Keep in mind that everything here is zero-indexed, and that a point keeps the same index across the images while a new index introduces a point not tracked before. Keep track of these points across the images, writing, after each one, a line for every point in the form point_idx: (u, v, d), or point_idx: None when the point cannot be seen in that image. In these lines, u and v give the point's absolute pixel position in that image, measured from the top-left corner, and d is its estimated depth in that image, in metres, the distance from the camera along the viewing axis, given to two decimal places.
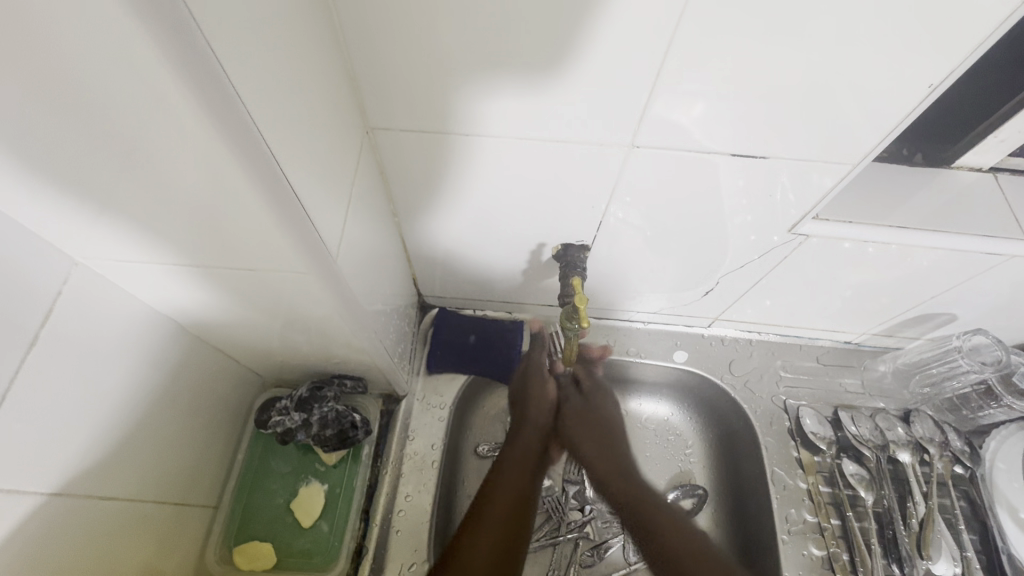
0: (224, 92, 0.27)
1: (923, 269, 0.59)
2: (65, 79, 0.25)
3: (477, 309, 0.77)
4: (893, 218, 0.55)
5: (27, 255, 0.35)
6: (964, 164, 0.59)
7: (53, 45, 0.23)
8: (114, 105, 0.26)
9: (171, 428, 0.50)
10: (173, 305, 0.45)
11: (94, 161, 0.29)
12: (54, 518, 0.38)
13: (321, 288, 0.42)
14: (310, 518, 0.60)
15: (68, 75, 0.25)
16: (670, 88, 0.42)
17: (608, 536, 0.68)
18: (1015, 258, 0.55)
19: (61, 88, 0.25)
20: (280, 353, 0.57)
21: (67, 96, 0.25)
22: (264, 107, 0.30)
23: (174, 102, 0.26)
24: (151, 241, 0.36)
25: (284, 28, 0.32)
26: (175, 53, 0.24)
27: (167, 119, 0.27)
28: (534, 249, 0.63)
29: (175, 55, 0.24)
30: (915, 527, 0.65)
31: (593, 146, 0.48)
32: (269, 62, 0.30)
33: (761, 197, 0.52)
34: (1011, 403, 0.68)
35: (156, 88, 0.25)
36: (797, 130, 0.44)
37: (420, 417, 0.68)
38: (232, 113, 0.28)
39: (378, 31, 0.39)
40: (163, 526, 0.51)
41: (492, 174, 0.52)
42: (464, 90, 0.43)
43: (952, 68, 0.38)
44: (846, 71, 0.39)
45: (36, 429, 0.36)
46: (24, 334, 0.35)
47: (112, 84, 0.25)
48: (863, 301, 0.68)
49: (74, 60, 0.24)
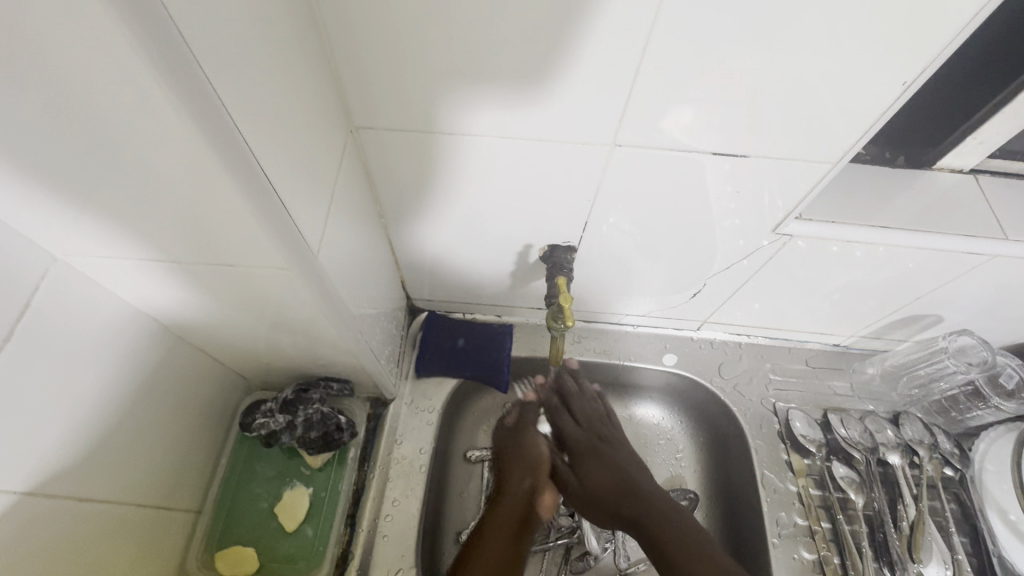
0: (202, 89, 0.27)
1: (908, 270, 0.60)
2: (37, 67, 0.25)
3: (466, 313, 0.77)
4: (876, 219, 0.56)
5: (5, 250, 0.35)
6: (945, 166, 0.59)
7: (27, 34, 0.23)
8: (91, 101, 0.26)
9: (151, 430, 0.49)
10: (156, 305, 0.45)
11: (71, 155, 0.29)
12: (33, 516, 0.38)
13: (304, 286, 0.41)
14: (294, 522, 0.59)
15: (42, 67, 0.25)
16: (652, 87, 0.42)
17: (599, 541, 0.67)
18: (997, 259, 0.55)
19: (36, 80, 0.25)
20: (267, 355, 0.56)
21: (42, 88, 0.26)
22: (243, 103, 0.30)
23: (154, 101, 0.26)
24: (131, 238, 0.36)
25: (263, 23, 0.32)
26: (148, 45, 0.24)
27: (146, 116, 0.27)
28: (521, 251, 0.63)
29: (144, 43, 0.24)
30: (905, 530, 0.65)
31: (578, 147, 0.48)
32: (249, 57, 0.31)
33: (747, 199, 0.53)
34: (999, 404, 0.68)
35: (127, 76, 0.25)
36: (777, 130, 0.45)
37: (408, 421, 0.67)
38: (211, 110, 0.28)
39: (361, 31, 0.40)
40: (144, 531, 0.50)
41: (477, 174, 0.52)
42: (449, 92, 0.44)
43: (924, 67, 0.39)
44: (825, 70, 0.39)
45: (12, 428, 0.36)
46: (0, 328, 0.35)
47: (82, 71, 0.25)
48: (851, 302, 0.68)
49: (43, 49, 0.24)
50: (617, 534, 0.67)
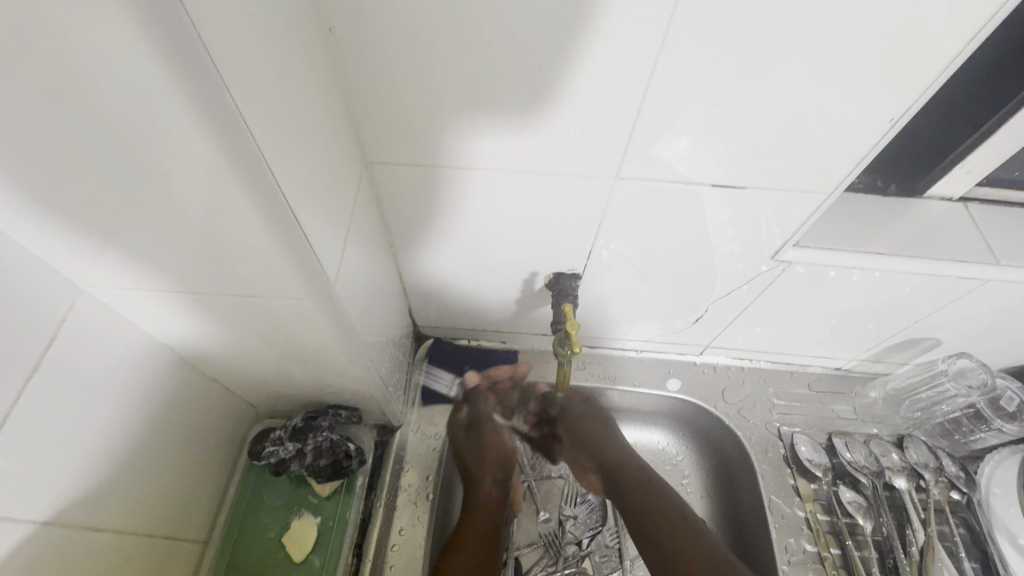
0: (238, 131, 0.28)
1: (905, 295, 0.61)
2: (78, 108, 0.26)
3: (472, 339, 0.77)
4: (872, 245, 0.57)
5: (38, 282, 0.36)
6: (935, 195, 0.61)
7: (70, 75, 0.24)
8: (126, 136, 0.27)
9: (160, 460, 0.49)
10: (172, 334, 0.46)
11: (100, 188, 0.30)
12: (41, 547, 0.38)
13: (319, 315, 0.42)
14: (302, 553, 0.58)
15: (82, 106, 0.26)
16: (653, 122, 0.44)
17: (607, 570, 0.70)
18: (990, 282, 0.57)
19: (75, 118, 0.26)
20: (277, 383, 0.57)
21: (81, 126, 0.27)
22: (274, 144, 0.32)
23: (191, 138, 0.27)
24: (154, 269, 0.37)
25: (292, 69, 0.34)
26: (192, 91, 0.25)
27: (179, 151, 0.28)
28: (527, 277, 0.65)
29: (184, 81, 0.25)
30: (916, 556, 0.65)
31: (581, 179, 0.50)
32: (282, 99, 0.33)
33: (748, 227, 0.55)
34: (1001, 426, 0.68)
35: (165, 114, 0.26)
36: (773, 162, 0.47)
37: (415, 448, 0.68)
38: (245, 149, 0.29)
39: (379, 70, 0.42)
40: (151, 562, 0.49)
41: (485, 205, 0.54)
42: (462, 127, 0.46)
43: (908, 104, 0.41)
44: (817, 105, 0.42)
45: (29, 460, 0.36)
46: (26, 361, 0.35)
47: (122, 110, 0.26)
48: (850, 326, 0.69)
49: (86, 90, 0.25)
50: (624, 563, 0.71)
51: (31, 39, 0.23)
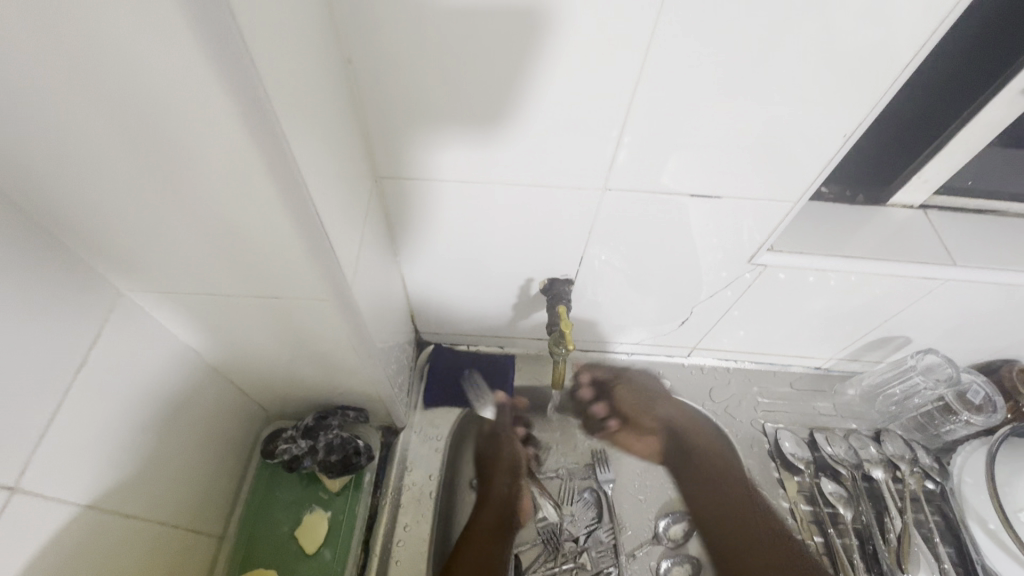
0: (283, 148, 0.30)
1: (877, 296, 0.66)
2: (143, 122, 0.28)
3: (470, 345, 0.82)
4: (844, 249, 0.62)
5: (86, 281, 0.38)
6: (898, 203, 0.66)
7: (140, 92, 0.27)
8: (184, 148, 0.30)
9: (185, 453, 0.51)
10: (201, 335, 0.48)
11: (152, 194, 0.33)
12: (87, 530, 0.39)
13: (337, 316, 0.46)
14: (314, 545, 0.61)
15: (147, 119, 0.28)
16: (639, 136, 0.49)
17: (604, 565, 0.71)
18: (949, 282, 0.62)
19: (139, 130, 0.29)
20: (295, 385, 0.60)
21: (143, 136, 0.29)
22: (312, 161, 0.35)
23: (242, 153, 0.30)
24: (192, 272, 0.40)
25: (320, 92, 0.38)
26: (249, 112, 0.28)
27: (231, 165, 0.31)
28: (524, 283, 0.69)
29: (242, 103, 0.27)
30: (893, 541, 0.69)
31: (574, 190, 0.54)
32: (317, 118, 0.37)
33: (729, 235, 0.59)
34: (969, 418, 0.72)
35: (222, 130, 0.29)
36: (747, 173, 0.52)
37: (419, 449, 0.70)
38: (288, 164, 0.31)
39: (393, 95, 0.46)
40: (173, 555, 0.50)
41: (485, 215, 0.58)
42: (470, 147, 0.50)
43: (860, 119, 0.46)
44: (784, 119, 0.47)
45: (82, 449, 0.38)
46: (77, 352, 0.37)
47: (182, 125, 0.29)
48: (827, 326, 0.74)
49: (152, 107, 0.28)
50: (620, 559, 0.71)
51: (113, 60, 0.25)
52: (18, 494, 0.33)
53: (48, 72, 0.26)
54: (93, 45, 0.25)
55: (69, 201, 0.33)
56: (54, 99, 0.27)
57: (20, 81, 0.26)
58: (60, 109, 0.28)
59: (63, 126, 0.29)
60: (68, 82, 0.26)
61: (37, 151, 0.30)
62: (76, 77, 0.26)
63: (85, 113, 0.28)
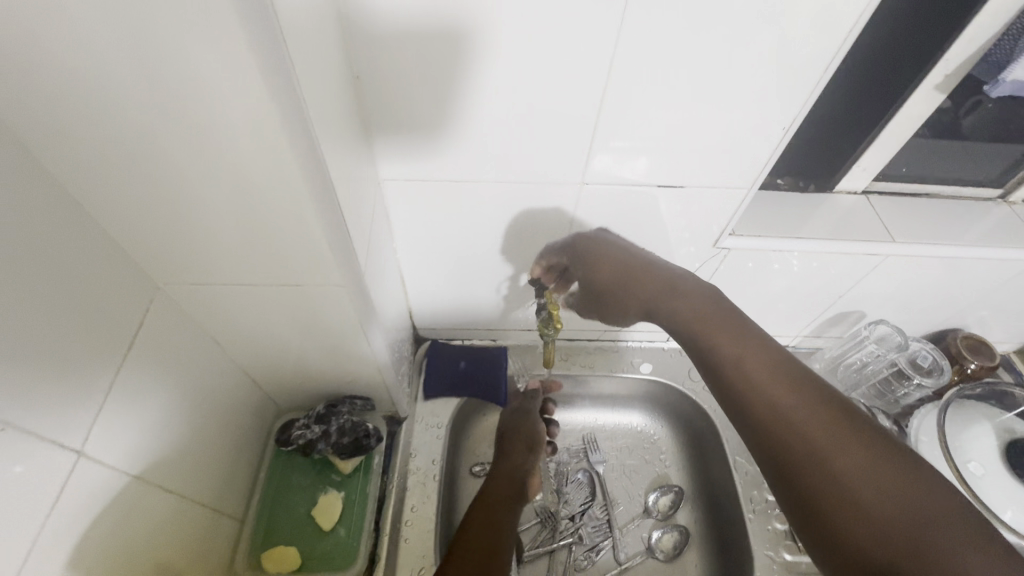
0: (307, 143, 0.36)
1: (830, 274, 0.74)
2: (190, 130, 0.34)
3: (465, 339, 0.87)
4: (798, 231, 0.69)
5: (130, 276, 0.43)
6: (843, 190, 0.74)
7: (190, 105, 0.32)
8: (225, 151, 0.35)
9: (208, 438, 0.55)
10: (223, 326, 0.53)
11: (194, 191, 0.38)
12: (133, 498, 0.43)
13: (350, 301, 0.51)
14: (330, 522, 0.65)
15: (195, 128, 0.34)
16: (610, 134, 0.55)
17: (599, 539, 0.79)
18: (890, 257, 0.70)
19: (188, 138, 0.34)
20: (304, 377, 0.65)
21: (191, 144, 0.35)
22: (330, 158, 0.41)
23: (274, 150, 0.35)
24: (222, 263, 0.45)
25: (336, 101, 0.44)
26: (281, 113, 0.33)
27: (264, 163, 0.36)
28: (513, 275, 0.75)
29: (276, 105, 0.33)
30: None
31: (556, 184, 0.61)
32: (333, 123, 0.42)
33: (696, 222, 0.67)
34: (920, 381, 0.79)
35: (259, 133, 0.34)
36: (705, 164, 0.59)
37: (421, 436, 0.75)
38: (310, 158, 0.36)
39: (393, 101, 0.52)
40: (202, 532, 0.55)
41: (477, 211, 0.64)
42: (462, 147, 0.56)
43: (795, 113, 0.54)
44: (731, 115, 0.54)
45: (128, 426, 0.43)
46: (125, 339, 0.42)
47: (224, 132, 0.34)
48: (791, 304, 0.81)
49: (200, 117, 0.33)
50: (613, 532, 0.80)
51: (171, 79, 0.31)
52: (82, 458, 0.38)
53: (115, 93, 0.31)
54: (158, 69, 0.30)
55: (120, 203, 0.38)
56: (119, 115, 0.33)
57: (93, 102, 0.32)
58: (125, 119, 0.33)
59: (125, 133, 0.34)
60: (131, 100, 0.32)
61: (100, 160, 0.35)
62: (139, 95, 0.32)
63: (146, 122, 0.33)
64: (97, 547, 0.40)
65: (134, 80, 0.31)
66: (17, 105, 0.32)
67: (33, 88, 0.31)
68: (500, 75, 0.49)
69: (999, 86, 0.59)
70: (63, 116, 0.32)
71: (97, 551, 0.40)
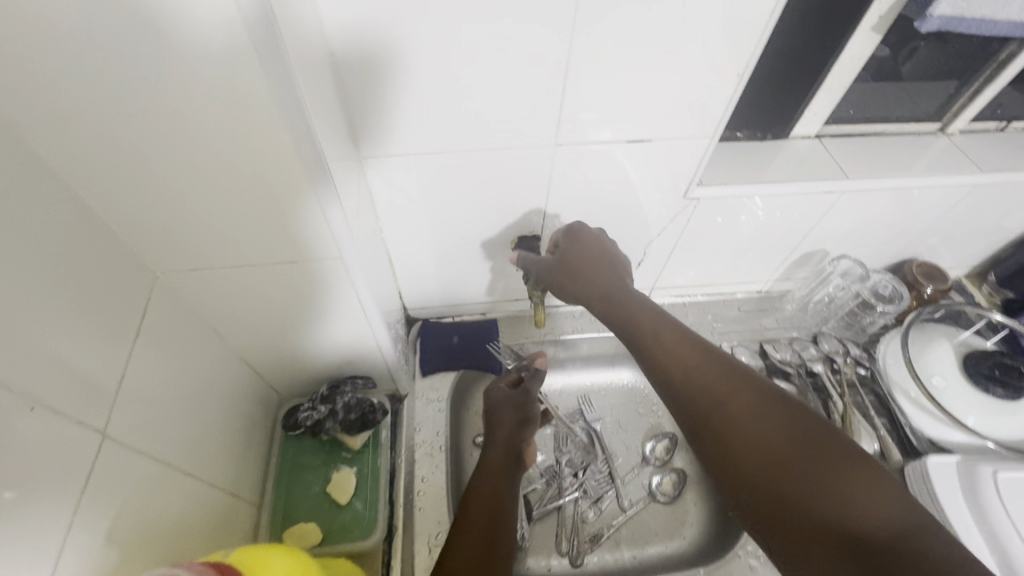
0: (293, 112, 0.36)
1: (793, 216, 0.79)
2: (179, 109, 0.35)
3: (456, 316, 0.89)
4: (759, 176, 0.74)
5: (131, 267, 0.44)
6: (798, 135, 0.79)
7: (179, 84, 0.33)
8: (215, 129, 0.36)
9: (218, 424, 0.56)
10: (221, 313, 0.54)
11: (191, 172, 0.39)
12: (156, 481, 0.45)
13: (344, 276, 0.51)
14: (346, 496, 0.67)
15: (186, 108, 0.35)
16: (577, 97, 0.58)
17: (603, 490, 0.83)
18: (845, 194, 0.75)
19: (178, 119, 0.35)
20: (304, 362, 0.66)
21: (182, 124, 0.36)
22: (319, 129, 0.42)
23: (265, 120, 0.36)
24: (218, 245, 0.46)
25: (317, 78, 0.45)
26: (269, 81, 0.34)
27: (255, 135, 0.37)
28: (495, 245, 0.77)
29: (264, 73, 0.34)
30: (839, 420, 0.82)
31: (530, 150, 0.63)
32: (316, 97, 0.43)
33: (665, 176, 0.70)
34: (882, 308, 0.87)
35: (248, 103, 0.35)
36: (669, 117, 0.62)
37: (423, 411, 0.77)
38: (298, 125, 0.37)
39: (368, 84, 0.54)
40: (222, 516, 0.56)
41: (456, 184, 0.66)
42: (436, 121, 0.58)
43: (747, 60, 0.57)
44: (689, 67, 0.57)
45: (144, 411, 0.44)
46: (133, 327, 0.43)
47: (213, 108, 0.35)
48: (759, 250, 0.86)
49: (189, 94, 0.34)
50: (615, 482, 0.84)
51: (158, 58, 0.32)
52: (108, 440, 0.39)
53: (105, 75, 0.32)
54: (144, 47, 0.31)
55: (116, 189, 0.39)
56: (111, 99, 0.34)
57: (85, 88, 0.33)
58: (117, 102, 0.34)
59: (118, 120, 0.35)
60: (122, 82, 0.33)
61: (93, 148, 0.36)
62: (128, 78, 0.33)
63: (136, 101, 0.34)
64: (128, 529, 0.41)
65: (123, 62, 0.32)
66: (7, 93, 0.32)
67: (21, 75, 0.31)
68: (469, 48, 0.52)
69: (927, 23, 0.60)
70: (54, 105, 0.33)
71: (127, 534, 0.41)
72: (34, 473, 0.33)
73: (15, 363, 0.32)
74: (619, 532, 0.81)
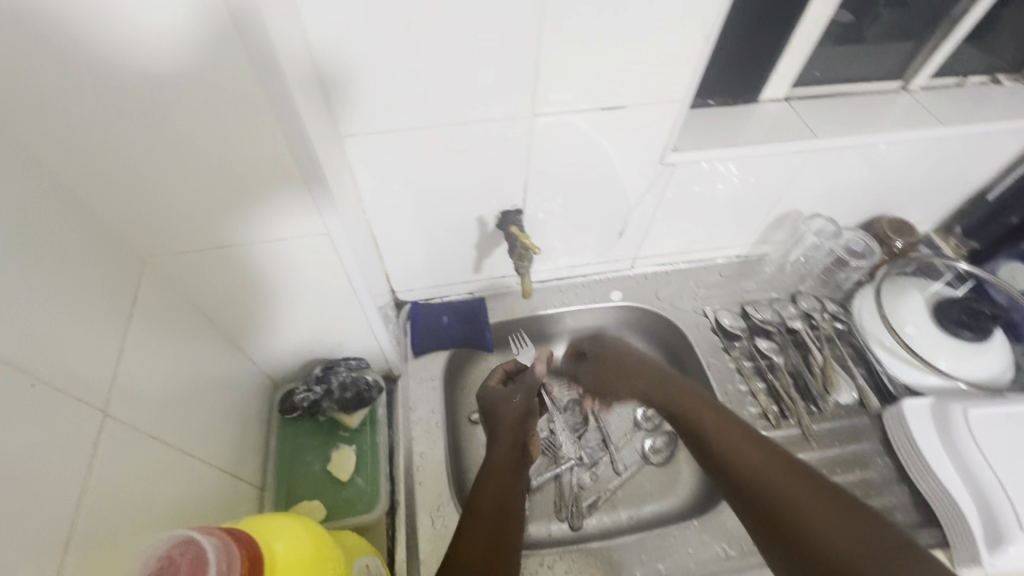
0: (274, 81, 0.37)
1: (765, 178, 0.81)
2: (161, 80, 0.36)
3: (444, 296, 0.90)
4: (731, 140, 0.76)
5: (119, 249, 0.45)
6: (767, 98, 0.81)
7: (159, 53, 0.34)
8: (197, 101, 0.37)
9: (215, 409, 0.57)
10: (212, 297, 0.54)
11: (173, 148, 0.40)
12: (160, 462, 0.46)
13: (334, 252, 0.52)
14: (347, 473, 0.68)
15: (166, 79, 0.36)
16: (552, 68, 0.59)
17: (598, 457, 0.85)
18: (814, 153, 0.77)
19: (159, 91, 0.36)
20: (298, 344, 0.67)
21: (163, 97, 0.36)
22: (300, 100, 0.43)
23: (247, 89, 0.37)
24: (206, 225, 0.47)
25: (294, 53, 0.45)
26: (247, 50, 0.35)
27: (237, 106, 0.38)
28: (478, 223, 0.78)
29: (243, 42, 0.35)
30: (819, 373, 0.85)
31: (508, 123, 0.64)
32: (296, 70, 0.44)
33: (640, 144, 0.72)
34: (856, 264, 0.91)
35: (228, 72, 0.36)
36: (642, 84, 0.64)
37: (418, 390, 0.78)
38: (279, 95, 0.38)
39: (346, 62, 0.54)
40: (227, 498, 0.57)
41: (437, 162, 0.67)
42: (414, 98, 0.59)
43: (713, 22, 0.59)
44: (658, 32, 0.58)
45: (143, 392, 0.44)
46: (124, 309, 0.44)
47: (194, 78, 0.36)
48: (736, 214, 0.88)
49: (169, 65, 0.35)
50: (609, 448, 0.86)
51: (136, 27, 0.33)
52: (110, 419, 0.40)
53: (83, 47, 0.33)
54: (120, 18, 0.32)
55: (100, 166, 0.40)
56: (92, 72, 0.34)
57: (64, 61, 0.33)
58: (96, 75, 0.34)
59: (97, 94, 0.35)
60: (101, 52, 0.33)
61: (74, 125, 0.37)
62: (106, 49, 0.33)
63: (116, 74, 0.35)
64: (138, 506, 0.42)
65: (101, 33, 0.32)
66: None
67: None
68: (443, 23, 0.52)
69: None
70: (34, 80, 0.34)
71: (138, 512, 0.42)
72: (42, 447, 0.33)
73: (9, 329, 0.32)
74: (615, 495, 0.83)
